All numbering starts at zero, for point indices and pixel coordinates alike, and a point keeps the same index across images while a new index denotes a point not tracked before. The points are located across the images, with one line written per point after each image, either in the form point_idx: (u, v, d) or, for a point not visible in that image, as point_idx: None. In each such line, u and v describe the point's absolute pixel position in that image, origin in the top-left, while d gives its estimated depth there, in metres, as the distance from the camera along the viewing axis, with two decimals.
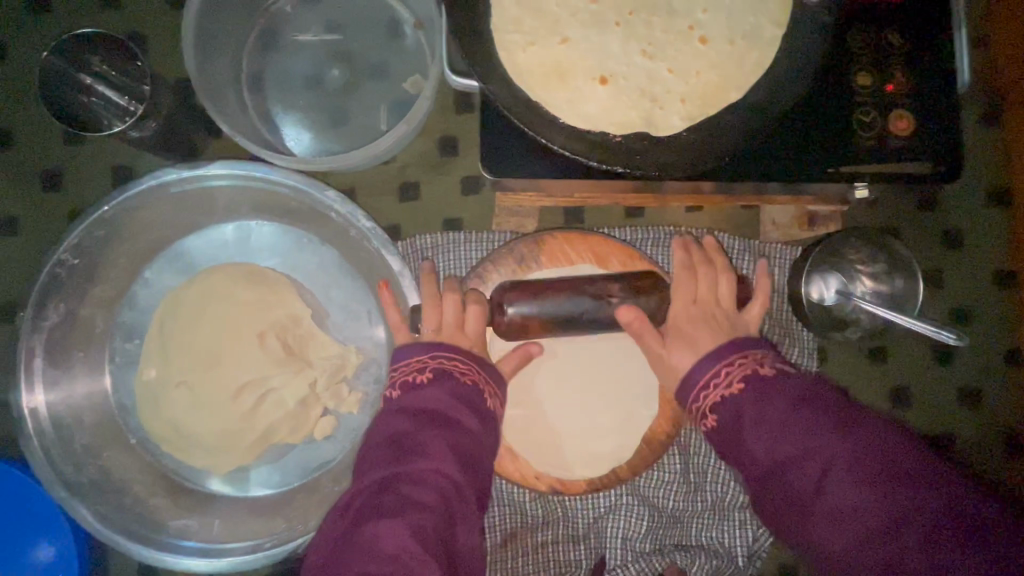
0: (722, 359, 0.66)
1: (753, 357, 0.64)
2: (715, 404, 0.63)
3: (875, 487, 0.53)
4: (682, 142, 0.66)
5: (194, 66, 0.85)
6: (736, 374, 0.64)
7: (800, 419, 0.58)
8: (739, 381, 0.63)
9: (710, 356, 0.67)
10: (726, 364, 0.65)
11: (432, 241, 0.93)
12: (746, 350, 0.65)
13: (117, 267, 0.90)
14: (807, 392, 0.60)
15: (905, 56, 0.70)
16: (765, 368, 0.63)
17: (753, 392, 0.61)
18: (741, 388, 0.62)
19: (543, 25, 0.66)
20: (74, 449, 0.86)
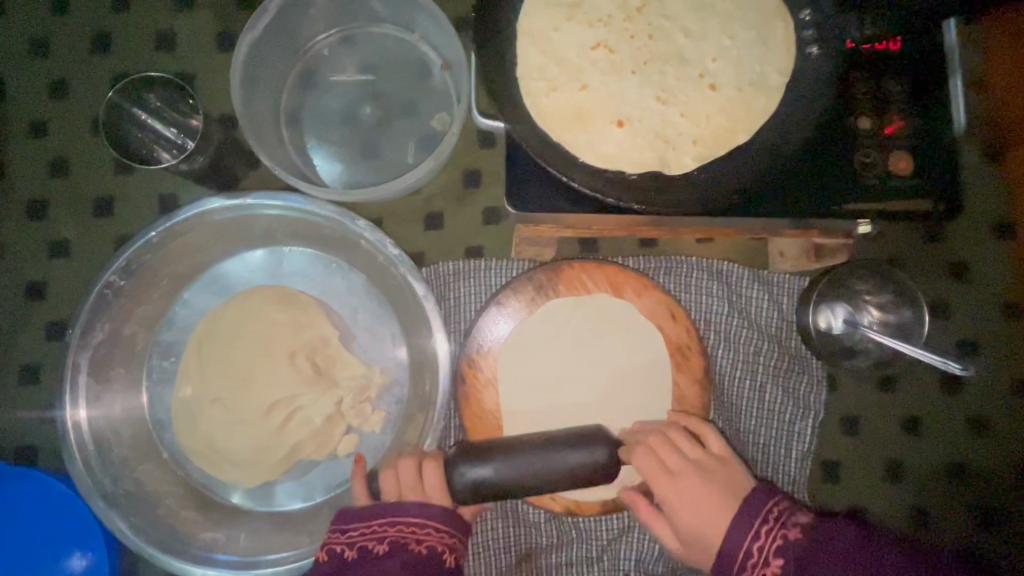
0: (750, 526, 0.72)
1: (775, 514, 0.72)
2: (744, 552, 0.70)
3: (882, 561, 0.63)
4: (692, 181, 0.71)
5: (240, 104, 0.92)
6: (771, 543, 0.70)
7: (835, 560, 0.65)
8: (774, 558, 0.69)
9: (738, 529, 0.72)
10: (765, 521, 0.72)
11: (454, 269, 0.98)
12: (768, 503, 0.74)
13: (160, 289, 0.96)
14: (844, 535, 0.67)
15: (904, 101, 0.75)
16: (793, 531, 0.70)
17: (791, 566, 0.67)
18: (778, 565, 0.68)
19: (564, 73, 0.72)
20: (113, 462, 0.90)
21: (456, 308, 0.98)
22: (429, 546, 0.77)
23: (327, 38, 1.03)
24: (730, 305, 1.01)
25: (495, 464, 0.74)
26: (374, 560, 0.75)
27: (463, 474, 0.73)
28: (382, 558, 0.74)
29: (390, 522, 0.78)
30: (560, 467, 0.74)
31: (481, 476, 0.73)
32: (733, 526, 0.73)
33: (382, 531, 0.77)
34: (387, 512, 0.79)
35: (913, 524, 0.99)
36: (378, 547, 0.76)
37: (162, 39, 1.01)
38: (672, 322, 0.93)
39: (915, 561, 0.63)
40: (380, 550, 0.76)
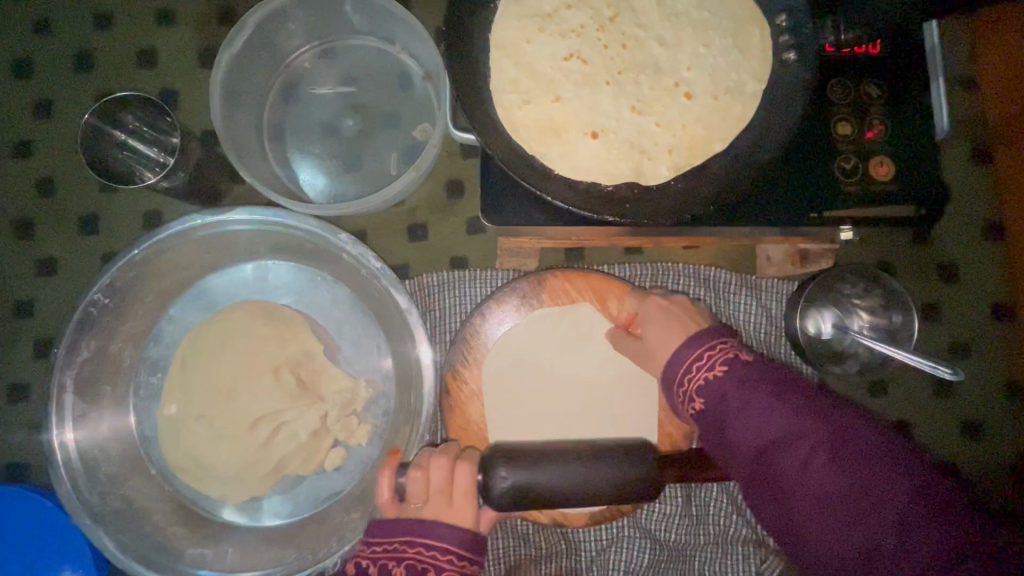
0: (700, 343, 0.71)
1: (724, 344, 0.70)
2: (683, 372, 0.70)
3: (817, 420, 0.62)
4: (669, 191, 0.70)
5: (220, 119, 0.92)
6: (718, 357, 0.68)
7: (771, 391, 0.64)
8: (720, 364, 0.68)
9: (694, 340, 0.71)
10: (721, 340, 0.70)
11: (438, 280, 0.97)
12: (721, 338, 0.70)
13: (146, 305, 0.96)
14: (776, 376, 0.66)
15: (883, 106, 0.74)
16: (741, 355, 0.68)
17: (736, 375, 0.66)
18: (721, 371, 0.67)
19: (538, 85, 0.71)
20: (100, 479, 0.90)
21: (441, 319, 0.98)
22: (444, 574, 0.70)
23: (309, 51, 1.03)
24: (718, 312, 0.99)
25: (531, 469, 0.69)
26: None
27: (502, 479, 0.69)
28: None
29: (409, 541, 0.72)
30: (603, 476, 0.70)
31: (520, 480, 0.69)
32: (684, 342, 0.72)
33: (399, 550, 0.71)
34: (410, 531, 0.72)
35: None
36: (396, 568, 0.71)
37: (145, 56, 1.01)
38: None
39: (853, 423, 0.61)
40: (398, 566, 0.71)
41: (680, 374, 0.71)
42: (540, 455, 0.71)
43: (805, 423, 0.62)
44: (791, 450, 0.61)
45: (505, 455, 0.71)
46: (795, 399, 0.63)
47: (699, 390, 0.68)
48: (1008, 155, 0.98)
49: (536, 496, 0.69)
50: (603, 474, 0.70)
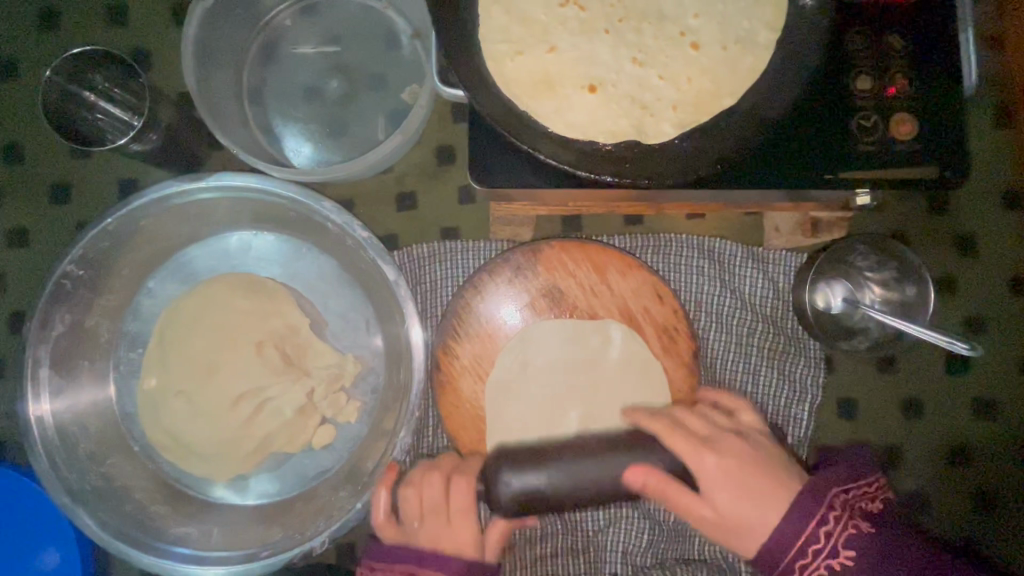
0: (807, 510, 0.68)
1: (836, 508, 0.69)
2: (795, 551, 0.67)
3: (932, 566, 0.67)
4: (672, 151, 0.65)
5: (195, 81, 0.87)
6: (844, 526, 0.68)
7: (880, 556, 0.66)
8: (844, 549, 0.67)
9: (797, 511, 0.69)
10: (832, 509, 0.69)
11: (428, 251, 0.93)
12: (826, 500, 0.69)
13: (122, 277, 0.92)
14: (881, 534, 0.68)
15: (906, 58, 0.68)
16: (862, 524, 0.68)
17: (862, 556, 0.66)
18: (845, 558, 0.66)
19: (531, 34, 0.65)
20: (78, 457, 0.87)
21: (432, 292, 0.93)
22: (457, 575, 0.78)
23: (289, 8, 0.97)
24: (722, 285, 0.95)
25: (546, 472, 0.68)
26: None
27: (508, 485, 0.68)
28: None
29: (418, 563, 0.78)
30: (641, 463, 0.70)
31: (525, 486, 0.68)
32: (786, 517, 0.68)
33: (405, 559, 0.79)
34: (409, 556, 0.79)
35: (912, 508, 0.95)
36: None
37: (115, 13, 0.95)
38: (659, 303, 0.88)
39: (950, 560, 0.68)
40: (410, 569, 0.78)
41: (782, 552, 0.68)
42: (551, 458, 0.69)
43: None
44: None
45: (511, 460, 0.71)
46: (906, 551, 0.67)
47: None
48: None
49: (545, 504, 0.68)
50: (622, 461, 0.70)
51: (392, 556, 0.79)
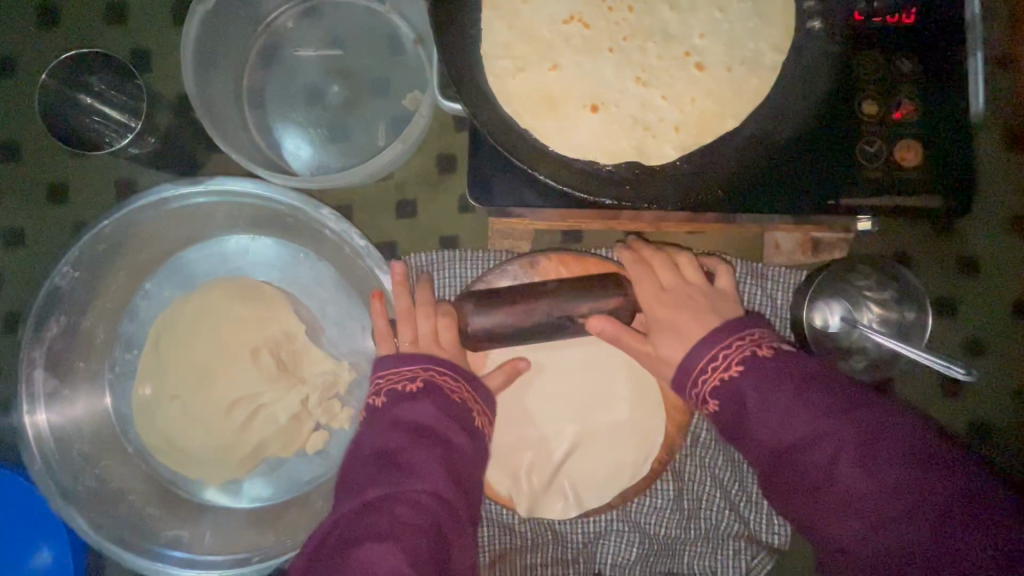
0: (720, 341, 0.66)
1: (753, 338, 0.66)
2: (704, 360, 0.66)
3: (843, 417, 0.58)
4: (674, 173, 0.64)
5: (194, 82, 0.86)
6: (748, 347, 0.65)
7: (797, 387, 0.61)
8: (738, 364, 0.64)
9: (706, 338, 0.67)
10: (739, 338, 0.66)
11: (426, 260, 0.92)
12: (743, 332, 0.66)
13: (119, 280, 0.91)
14: (802, 367, 0.63)
15: (914, 83, 0.67)
16: (764, 350, 0.65)
17: (755, 371, 0.63)
18: (739, 371, 0.64)
19: (535, 51, 0.65)
20: (72, 459, 0.87)
21: None
22: (425, 381, 0.70)
23: (291, 10, 0.95)
24: None
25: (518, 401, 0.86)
26: (409, 399, 0.68)
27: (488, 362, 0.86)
28: (412, 403, 0.67)
29: (425, 365, 0.71)
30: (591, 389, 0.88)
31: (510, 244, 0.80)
32: (703, 338, 0.67)
33: (411, 372, 0.70)
34: (421, 362, 0.71)
35: None
36: (409, 387, 0.69)
37: (115, 11, 0.94)
38: None
39: (875, 415, 0.59)
40: (413, 391, 0.69)
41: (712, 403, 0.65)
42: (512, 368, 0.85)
43: (833, 418, 0.59)
44: (860, 476, 0.56)
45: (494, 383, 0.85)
46: (825, 398, 0.60)
47: (719, 393, 0.65)
48: None
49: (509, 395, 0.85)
50: (572, 353, 0.89)
51: (402, 359, 0.72)
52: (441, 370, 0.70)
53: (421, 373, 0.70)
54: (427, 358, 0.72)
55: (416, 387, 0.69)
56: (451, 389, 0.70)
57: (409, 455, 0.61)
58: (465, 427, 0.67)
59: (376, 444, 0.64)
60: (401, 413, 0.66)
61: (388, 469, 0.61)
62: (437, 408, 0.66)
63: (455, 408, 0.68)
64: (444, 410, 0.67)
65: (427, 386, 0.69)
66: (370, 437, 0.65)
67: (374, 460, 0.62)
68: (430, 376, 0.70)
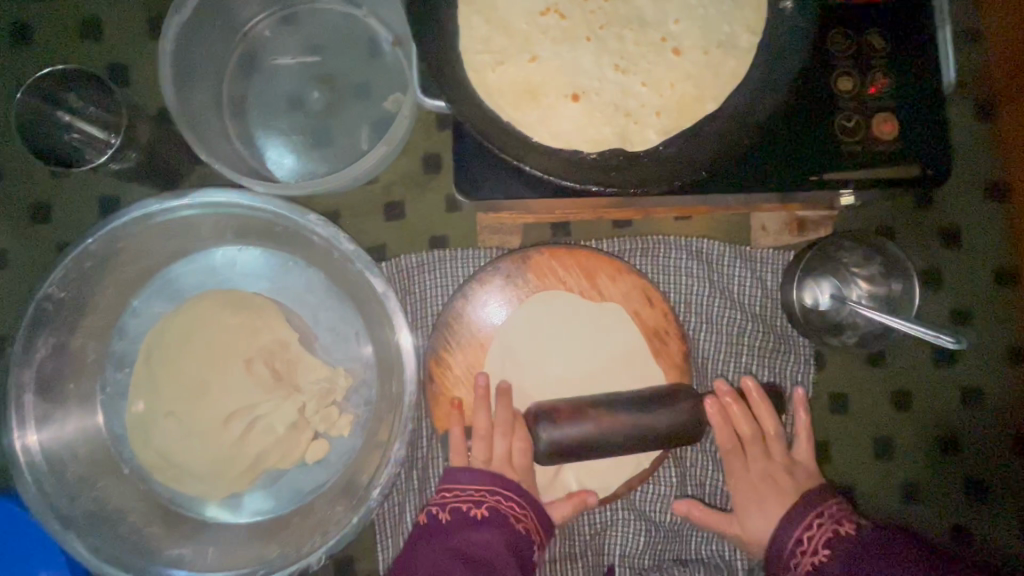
0: (797, 523, 0.76)
1: (824, 514, 0.75)
2: (788, 549, 0.75)
3: (917, 563, 0.65)
4: (658, 156, 0.65)
5: (173, 95, 0.86)
6: (828, 531, 0.73)
7: (883, 554, 0.67)
8: (822, 547, 0.72)
9: (788, 522, 0.77)
10: (817, 516, 0.75)
11: (417, 261, 0.92)
12: (819, 508, 0.76)
13: (106, 298, 0.90)
14: (882, 537, 0.70)
15: (886, 58, 0.69)
16: (844, 527, 0.73)
17: (846, 547, 0.70)
18: (826, 554, 0.71)
19: (513, 43, 0.65)
20: (67, 481, 0.86)
21: (422, 303, 0.93)
22: (492, 509, 0.78)
23: (268, 18, 0.95)
24: (711, 286, 0.96)
25: (586, 421, 0.74)
26: (471, 526, 0.75)
27: (543, 439, 0.74)
28: (481, 534, 0.74)
29: (486, 488, 0.79)
30: (664, 425, 0.75)
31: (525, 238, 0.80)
32: (784, 520, 0.77)
33: (474, 496, 0.78)
34: (460, 477, 0.80)
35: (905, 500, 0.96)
36: (476, 514, 0.77)
37: (90, 28, 0.93)
38: (650, 307, 0.88)
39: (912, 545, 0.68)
40: (478, 518, 0.76)
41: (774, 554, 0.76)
42: (577, 416, 0.75)
43: (918, 570, 0.64)
44: None
45: (546, 412, 0.76)
46: (902, 551, 0.67)
47: (808, 573, 0.72)
48: (1014, 111, 0.93)
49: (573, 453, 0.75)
50: (657, 424, 0.75)
51: (463, 477, 0.80)
52: (489, 491, 0.79)
53: (480, 472, 0.80)
54: (468, 472, 0.81)
55: (480, 503, 0.78)
56: (479, 502, 0.78)
57: (450, 539, 0.74)
58: (509, 512, 0.77)
59: (437, 531, 0.76)
60: (453, 516, 0.77)
61: (438, 533, 0.76)
62: (504, 542, 0.73)
63: (495, 512, 0.77)
64: (507, 544, 0.74)
65: (493, 515, 0.77)
66: (426, 555, 0.73)
67: (452, 557, 0.72)
68: (496, 502, 0.78)
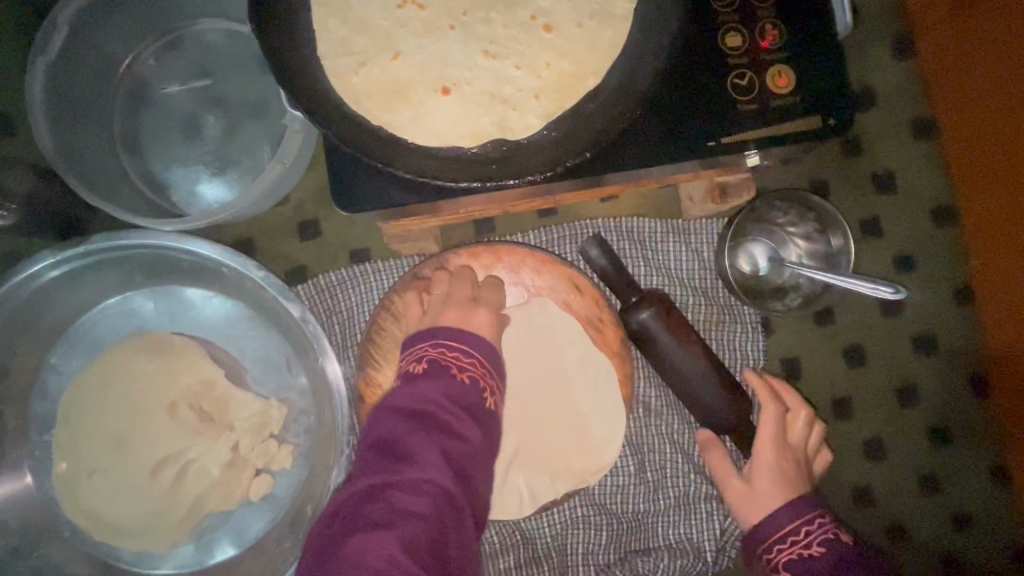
0: (804, 514, 0.74)
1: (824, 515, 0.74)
2: (776, 528, 0.74)
3: None
4: (542, 142, 0.61)
5: (50, 141, 0.81)
6: (822, 532, 0.73)
7: None
8: (819, 543, 0.72)
9: (789, 510, 0.75)
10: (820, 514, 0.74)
11: (337, 279, 0.89)
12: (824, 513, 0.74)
13: (17, 359, 0.86)
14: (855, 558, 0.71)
15: (774, 7, 0.65)
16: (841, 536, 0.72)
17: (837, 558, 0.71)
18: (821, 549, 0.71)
19: (374, 41, 0.61)
20: (1, 554, 0.83)
21: (349, 321, 0.89)
22: (474, 379, 0.69)
23: (150, 47, 0.91)
24: (646, 265, 0.92)
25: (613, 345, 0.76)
26: (435, 377, 0.67)
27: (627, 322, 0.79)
28: (438, 380, 0.66)
29: (480, 367, 0.71)
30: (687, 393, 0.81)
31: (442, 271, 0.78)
32: (786, 506, 0.76)
33: (463, 362, 0.70)
34: (439, 330, 0.73)
35: (870, 457, 0.94)
36: (452, 370, 0.69)
37: None
38: (580, 296, 0.85)
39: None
40: (447, 369, 0.68)
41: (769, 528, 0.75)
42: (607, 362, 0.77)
43: None
44: None
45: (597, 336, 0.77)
46: None
47: (789, 560, 0.72)
48: (932, 44, 0.90)
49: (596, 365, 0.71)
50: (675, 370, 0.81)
51: (463, 340, 0.72)
52: (466, 356, 0.71)
53: (461, 345, 0.71)
54: (467, 355, 0.71)
55: (461, 381, 0.68)
56: (461, 370, 0.69)
57: (407, 441, 0.61)
58: (470, 412, 0.66)
59: (405, 397, 0.65)
60: (428, 389, 0.65)
61: (415, 377, 0.68)
62: (448, 395, 0.65)
63: (461, 387, 0.67)
64: (453, 394, 0.66)
65: (471, 384, 0.68)
66: (376, 422, 0.64)
67: (402, 418, 0.63)
68: (476, 375, 0.70)
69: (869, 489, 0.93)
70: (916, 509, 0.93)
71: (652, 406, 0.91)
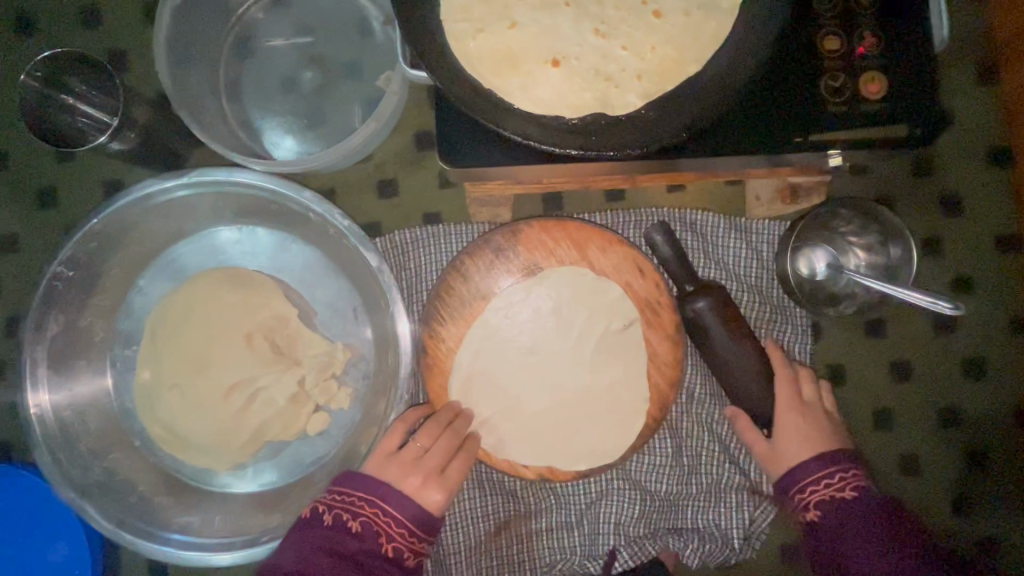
0: (817, 468, 0.78)
1: (846, 470, 0.77)
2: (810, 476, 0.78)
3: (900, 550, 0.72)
4: (639, 120, 0.65)
5: (168, 78, 0.88)
6: (849, 481, 0.76)
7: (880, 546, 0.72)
8: (849, 488, 0.76)
9: (818, 459, 0.78)
10: (834, 462, 0.77)
11: (411, 236, 0.94)
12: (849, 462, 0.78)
13: (112, 276, 0.93)
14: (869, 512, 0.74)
15: (874, 16, 0.67)
16: (847, 491, 0.76)
17: (858, 507, 0.74)
18: (850, 493, 0.75)
19: (492, 11, 0.66)
20: (81, 453, 0.90)
21: (417, 278, 0.94)
22: (368, 521, 0.78)
23: (261, 1, 0.97)
24: (705, 257, 0.95)
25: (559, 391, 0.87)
26: (342, 532, 0.77)
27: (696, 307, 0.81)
28: (336, 534, 0.76)
29: (378, 507, 0.79)
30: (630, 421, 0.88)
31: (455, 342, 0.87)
32: (814, 457, 0.78)
33: (356, 507, 0.79)
34: (375, 491, 0.80)
35: (904, 471, 0.95)
36: (352, 525, 0.77)
37: (88, 13, 0.95)
38: (641, 278, 0.89)
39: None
40: (350, 527, 0.77)
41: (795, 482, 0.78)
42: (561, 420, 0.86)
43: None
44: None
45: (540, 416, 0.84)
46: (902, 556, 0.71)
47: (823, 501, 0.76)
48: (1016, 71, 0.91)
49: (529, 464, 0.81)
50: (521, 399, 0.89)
51: (358, 480, 0.81)
52: (385, 515, 0.79)
53: (380, 502, 0.79)
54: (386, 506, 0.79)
55: (355, 529, 0.77)
56: (357, 517, 0.78)
57: None
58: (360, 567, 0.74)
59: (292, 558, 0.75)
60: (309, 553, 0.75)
61: (317, 529, 0.77)
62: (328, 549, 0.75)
63: (355, 537, 0.76)
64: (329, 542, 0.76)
65: (367, 528, 0.78)
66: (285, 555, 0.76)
67: (324, 557, 0.75)
68: (373, 515, 0.79)
69: (900, 501, 0.95)
70: (945, 527, 0.94)
71: (695, 394, 0.94)
